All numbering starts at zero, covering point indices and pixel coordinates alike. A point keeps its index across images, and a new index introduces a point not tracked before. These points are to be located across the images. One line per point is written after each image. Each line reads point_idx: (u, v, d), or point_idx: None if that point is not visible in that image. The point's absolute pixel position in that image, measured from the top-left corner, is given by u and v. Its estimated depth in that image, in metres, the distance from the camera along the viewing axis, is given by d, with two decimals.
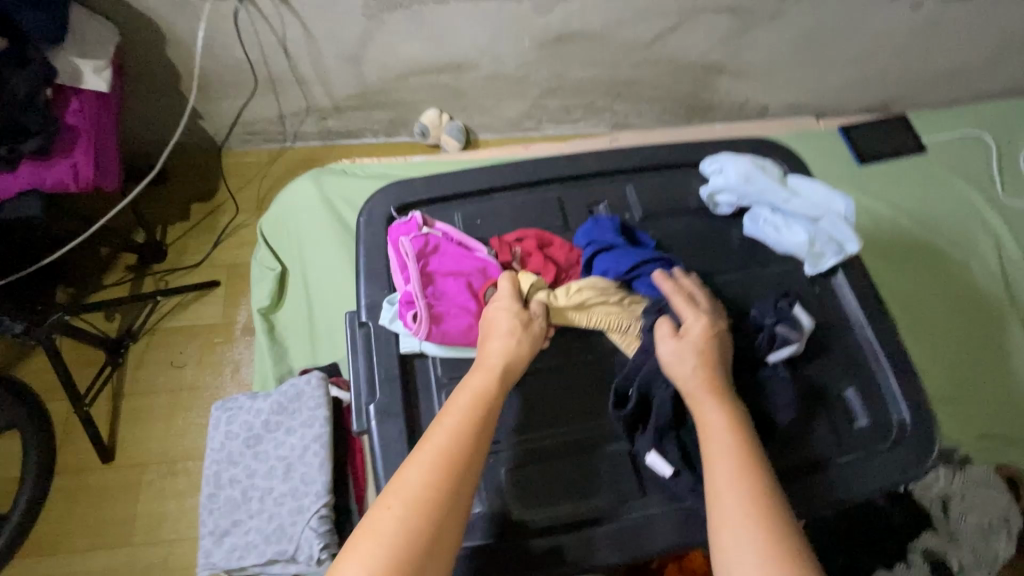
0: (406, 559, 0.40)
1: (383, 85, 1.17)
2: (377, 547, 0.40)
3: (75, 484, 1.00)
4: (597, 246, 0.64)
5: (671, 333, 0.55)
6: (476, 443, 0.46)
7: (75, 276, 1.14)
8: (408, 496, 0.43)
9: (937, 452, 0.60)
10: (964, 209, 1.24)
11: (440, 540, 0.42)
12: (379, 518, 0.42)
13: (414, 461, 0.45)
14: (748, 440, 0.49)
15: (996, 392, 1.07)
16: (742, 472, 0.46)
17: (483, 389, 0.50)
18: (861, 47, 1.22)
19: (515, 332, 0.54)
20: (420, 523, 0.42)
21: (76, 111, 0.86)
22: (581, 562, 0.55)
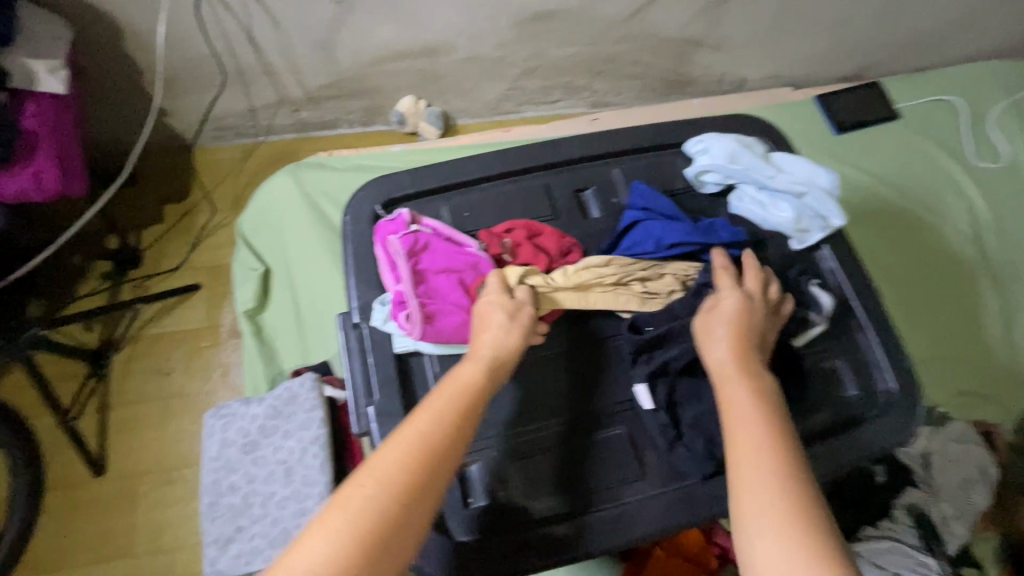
0: (370, 535, 0.39)
1: (356, 73, 1.14)
2: (345, 524, 0.39)
3: (69, 499, 0.98)
4: (650, 214, 0.65)
5: (708, 312, 0.56)
6: (460, 428, 0.46)
7: (48, 287, 1.10)
8: (383, 475, 0.42)
9: (922, 416, 0.63)
10: (938, 174, 1.26)
11: (414, 521, 0.41)
12: (349, 495, 0.41)
13: (393, 441, 0.44)
14: (778, 426, 0.47)
15: (969, 350, 1.11)
16: (756, 439, 0.46)
17: (473, 377, 0.49)
18: (836, 16, 1.22)
19: (506, 320, 0.54)
20: (394, 502, 0.41)
21: (33, 115, 0.81)
22: (582, 546, 0.56)
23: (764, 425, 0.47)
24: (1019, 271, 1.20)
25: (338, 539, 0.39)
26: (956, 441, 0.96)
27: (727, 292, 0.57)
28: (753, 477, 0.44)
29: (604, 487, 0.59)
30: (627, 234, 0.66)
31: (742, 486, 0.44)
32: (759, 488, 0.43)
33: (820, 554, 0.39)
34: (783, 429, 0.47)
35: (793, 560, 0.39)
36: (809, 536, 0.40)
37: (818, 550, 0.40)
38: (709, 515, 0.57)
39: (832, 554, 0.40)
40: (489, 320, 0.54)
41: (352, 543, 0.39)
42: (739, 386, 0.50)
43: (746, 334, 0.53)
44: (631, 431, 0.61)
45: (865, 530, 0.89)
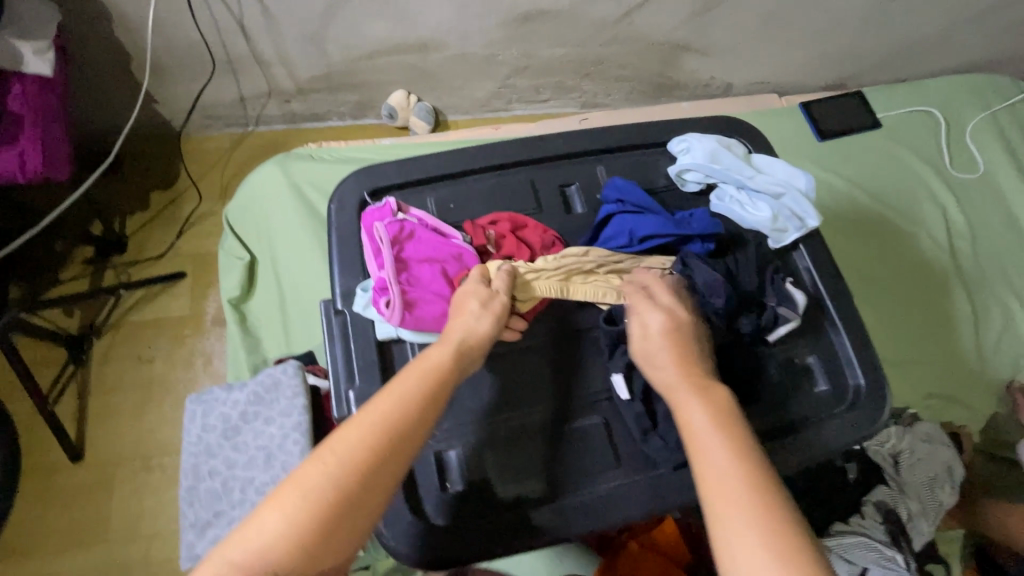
0: (325, 509, 0.41)
1: (347, 66, 1.14)
2: (300, 498, 0.41)
3: (44, 485, 0.97)
4: (623, 207, 0.67)
5: (639, 333, 0.55)
6: (425, 409, 0.47)
7: (29, 271, 1.09)
8: (342, 453, 0.43)
9: (889, 412, 0.65)
10: (916, 182, 1.30)
11: (370, 501, 0.43)
12: (308, 471, 0.42)
13: (357, 421, 0.45)
14: (733, 425, 0.46)
15: (941, 354, 1.15)
16: (715, 429, 0.46)
17: (440, 361, 0.50)
18: (821, 26, 1.25)
19: (479, 307, 0.55)
20: (350, 480, 0.42)
21: (19, 97, 0.81)
22: (558, 530, 0.57)
23: (721, 416, 0.47)
24: (990, 279, 1.24)
25: (293, 512, 0.41)
26: (924, 441, 0.99)
27: (651, 311, 0.56)
28: (716, 466, 0.43)
29: (580, 475, 0.60)
30: (603, 228, 0.68)
31: (705, 475, 0.43)
32: (723, 474, 0.43)
33: (777, 539, 0.39)
34: (739, 420, 0.47)
35: (750, 546, 0.39)
36: (766, 522, 0.40)
37: (776, 536, 0.39)
38: (680, 504, 0.59)
39: (791, 540, 0.39)
40: (462, 307, 0.55)
41: (306, 516, 0.41)
42: (694, 381, 0.50)
43: (684, 341, 0.54)
44: (609, 423, 0.63)
45: (835, 525, 0.91)
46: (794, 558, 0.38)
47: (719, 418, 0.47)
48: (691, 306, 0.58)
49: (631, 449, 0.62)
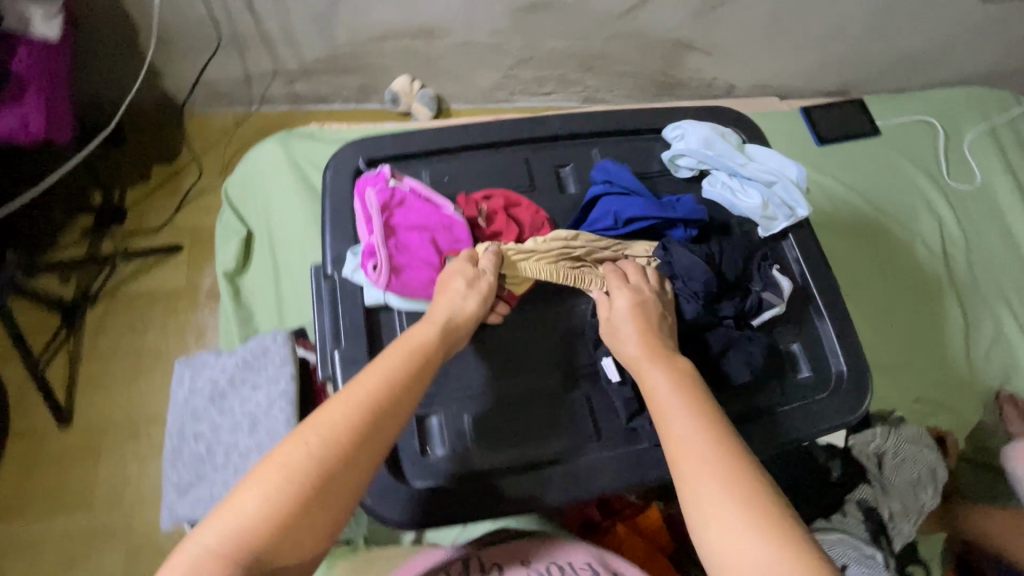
0: (310, 486, 0.41)
1: (352, 49, 1.15)
2: (280, 474, 0.41)
3: (32, 449, 0.98)
4: (610, 188, 0.67)
5: (606, 316, 0.58)
6: (409, 387, 0.47)
7: (27, 237, 1.10)
8: (324, 430, 0.43)
9: (870, 400, 0.65)
10: (912, 190, 1.29)
11: (352, 477, 0.43)
12: (289, 449, 0.42)
13: (340, 400, 0.45)
14: (697, 395, 0.49)
15: (932, 360, 1.14)
16: (682, 401, 0.48)
17: (425, 339, 0.51)
18: (825, 30, 1.26)
19: (465, 286, 0.56)
20: (332, 458, 0.42)
21: (24, 58, 0.82)
22: (538, 498, 0.58)
23: (685, 389, 0.49)
24: (983, 289, 1.23)
25: (273, 489, 0.40)
26: (910, 442, 0.99)
27: (617, 290, 0.58)
28: (683, 433, 0.45)
29: (558, 445, 0.61)
30: (591, 209, 0.68)
31: (673, 444, 0.45)
32: (691, 441, 0.45)
33: (744, 494, 0.41)
34: (701, 391, 0.50)
35: (720, 503, 0.41)
36: (734, 480, 0.42)
37: (744, 492, 0.41)
38: (660, 478, 0.60)
39: (759, 494, 0.41)
40: (448, 285, 0.56)
41: (287, 493, 0.40)
42: (658, 356, 0.52)
43: (647, 320, 0.56)
44: (590, 397, 0.63)
45: (816, 522, 0.92)
46: (770, 514, 0.40)
47: (682, 388, 0.49)
48: (658, 289, 0.60)
49: (612, 423, 0.62)
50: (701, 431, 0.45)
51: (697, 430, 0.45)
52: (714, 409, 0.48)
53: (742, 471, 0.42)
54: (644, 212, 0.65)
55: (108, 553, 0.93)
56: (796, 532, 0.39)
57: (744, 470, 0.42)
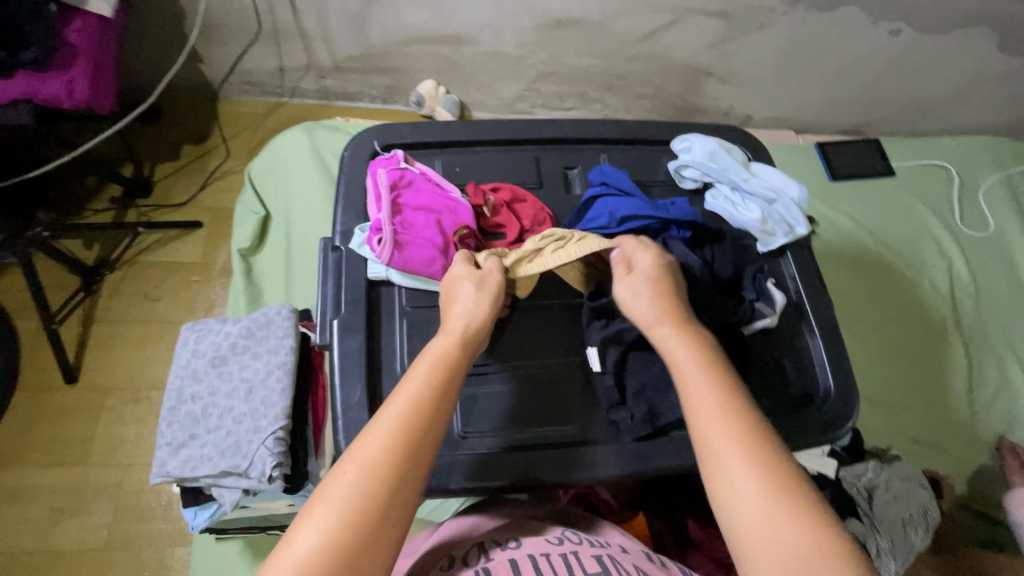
0: (362, 520, 0.40)
1: (384, 49, 1.20)
2: (330, 513, 0.40)
3: (37, 402, 1.01)
4: (607, 189, 0.70)
5: (620, 275, 0.58)
6: (440, 393, 0.47)
7: (57, 200, 1.15)
8: (364, 459, 0.42)
9: (854, 419, 0.66)
10: (921, 232, 1.26)
11: (404, 498, 0.42)
12: (335, 488, 0.41)
13: (374, 427, 0.44)
14: (719, 375, 0.49)
15: (936, 403, 1.09)
16: (711, 389, 0.48)
17: (446, 348, 0.50)
18: (844, 68, 1.28)
19: (482, 294, 0.56)
20: (378, 484, 0.41)
21: (78, 30, 0.88)
22: (565, 476, 0.61)
23: (711, 370, 0.49)
24: (989, 336, 1.17)
25: (326, 529, 0.39)
26: (901, 479, 0.93)
27: (639, 250, 0.59)
28: (713, 420, 0.46)
29: (538, 427, 0.64)
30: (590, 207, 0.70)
31: (705, 433, 0.46)
32: (722, 435, 0.45)
33: (777, 490, 0.42)
34: (726, 372, 0.50)
35: (753, 502, 0.41)
36: (765, 474, 0.42)
37: (778, 490, 0.42)
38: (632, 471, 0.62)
39: (792, 492, 0.42)
40: (460, 292, 0.56)
41: (343, 531, 0.39)
42: (682, 333, 0.53)
43: (667, 292, 0.56)
44: (573, 386, 0.66)
45: None
46: (801, 505, 0.41)
47: (708, 368, 0.49)
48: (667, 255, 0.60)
49: (592, 411, 0.66)
50: (733, 426, 0.45)
51: (728, 422, 0.45)
52: (739, 393, 0.48)
53: (772, 466, 0.43)
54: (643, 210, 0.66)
55: (96, 510, 0.95)
56: (829, 526, 0.40)
57: (774, 463, 0.43)
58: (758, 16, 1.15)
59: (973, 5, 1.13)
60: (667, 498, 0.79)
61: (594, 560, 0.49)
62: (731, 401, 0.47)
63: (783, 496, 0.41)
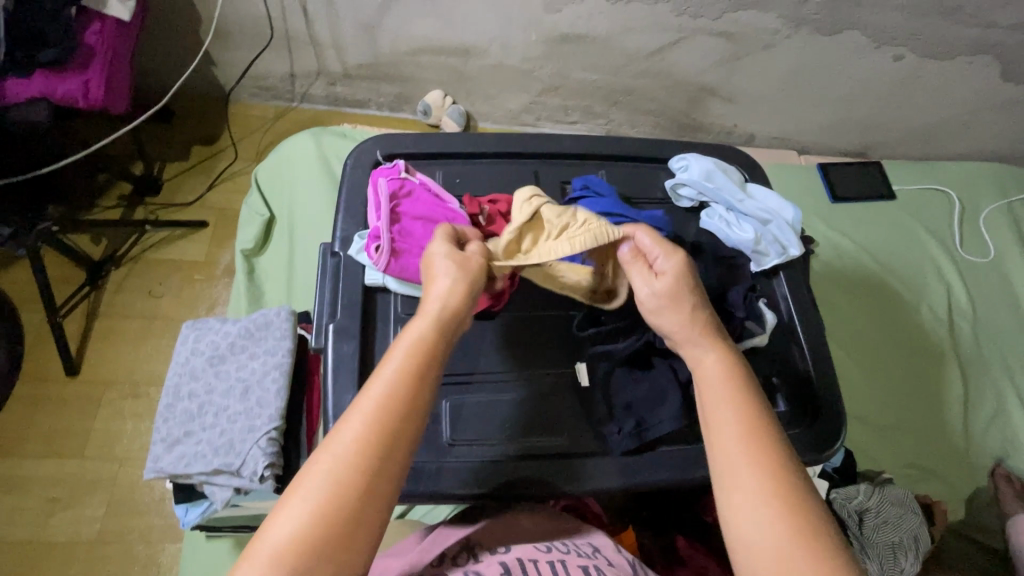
0: (334, 513, 0.39)
1: (393, 58, 1.23)
2: (302, 506, 0.39)
3: (38, 393, 1.03)
4: (586, 193, 0.71)
5: (644, 274, 0.55)
6: (418, 381, 0.45)
7: (67, 195, 1.17)
8: (339, 452, 0.41)
9: (841, 440, 0.67)
10: (921, 255, 1.26)
11: (380, 491, 0.41)
12: (309, 481, 0.40)
13: (350, 418, 0.43)
14: (748, 399, 0.46)
15: (933, 428, 1.08)
16: (732, 408, 0.46)
17: (422, 332, 0.47)
18: (847, 91, 1.29)
19: (461, 273, 0.51)
20: (355, 479, 0.40)
21: (96, 32, 0.91)
22: (560, 486, 0.62)
23: (735, 388, 0.47)
24: (987, 363, 1.16)
25: (298, 523, 0.39)
26: (892, 503, 0.91)
27: (664, 255, 0.55)
28: (731, 443, 0.44)
29: (526, 438, 0.65)
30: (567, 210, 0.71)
31: (720, 456, 0.44)
32: (738, 458, 0.43)
33: (792, 528, 0.40)
34: (754, 395, 0.47)
35: (761, 531, 0.40)
36: (778, 502, 0.41)
37: (788, 521, 0.40)
38: (620, 483, 0.63)
39: (802, 523, 0.40)
40: (436, 270, 0.51)
41: (314, 526, 0.39)
42: (711, 346, 0.50)
43: (697, 302, 0.52)
44: (562, 398, 0.67)
45: None
46: (816, 548, 0.39)
47: (733, 387, 0.47)
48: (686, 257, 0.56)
49: (581, 424, 0.66)
50: (751, 452, 0.43)
51: (749, 451, 0.43)
52: (766, 421, 0.45)
53: (787, 493, 0.41)
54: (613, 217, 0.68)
55: (91, 503, 0.96)
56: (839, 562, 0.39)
57: (789, 492, 0.41)
58: (762, 38, 1.17)
59: (976, 33, 1.15)
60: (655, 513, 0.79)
61: (581, 570, 0.50)
62: (754, 424, 0.45)
63: (801, 540, 0.39)
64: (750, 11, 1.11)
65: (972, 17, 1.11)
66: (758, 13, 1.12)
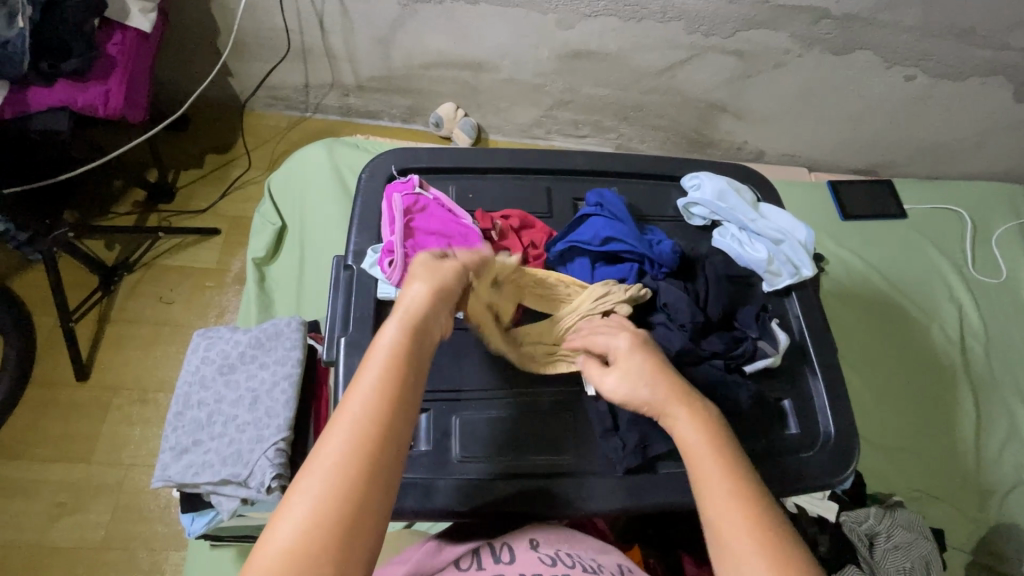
0: (325, 529, 0.37)
1: (406, 72, 1.24)
2: (289, 531, 0.37)
3: (48, 397, 1.03)
4: (601, 210, 0.72)
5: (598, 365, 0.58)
6: (403, 386, 0.44)
7: (82, 201, 1.19)
8: (323, 472, 0.39)
9: (854, 466, 0.66)
10: (933, 275, 1.25)
11: (368, 509, 0.39)
12: (292, 504, 0.38)
13: (330, 437, 0.41)
14: (726, 452, 0.46)
15: (944, 451, 1.07)
16: (716, 459, 0.45)
17: (395, 341, 0.46)
18: (858, 110, 1.29)
19: (432, 278, 0.52)
20: (340, 499, 0.38)
21: (117, 43, 0.93)
22: (568, 505, 0.62)
23: (715, 445, 0.46)
24: (999, 386, 1.15)
25: (285, 550, 0.36)
26: (903, 528, 0.89)
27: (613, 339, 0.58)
28: (718, 495, 0.43)
29: (534, 456, 0.65)
30: (580, 226, 0.72)
31: (710, 507, 0.43)
32: (726, 507, 0.43)
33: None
34: (734, 448, 0.47)
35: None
36: (766, 546, 0.40)
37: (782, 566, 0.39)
38: (629, 504, 0.62)
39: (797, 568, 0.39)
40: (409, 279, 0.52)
41: (305, 547, 0.36)
42: (686, 400, 0.50)
43: (657, 371, 0.53)
44: (570, 416, 0.67)
45: None
46: None
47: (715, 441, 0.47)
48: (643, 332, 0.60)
49: (590, 443, 0.66)
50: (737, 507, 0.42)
51: (733, 505, 0.42)
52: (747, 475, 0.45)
53: (778, 540, 0.41)
54: (618, 236, 0.69)
55: (96, 508, 0.96)
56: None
57: (775, 533, 0.41)
58: (774, 56, 1.17)
59: (987, 55, 1.15)
60: (663, 532, 0.78)
61: None
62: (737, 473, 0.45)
63: None
64: (763, 30, 1.12)
65: (985, 39, 1.12)
66: (770, 32, 1.13)
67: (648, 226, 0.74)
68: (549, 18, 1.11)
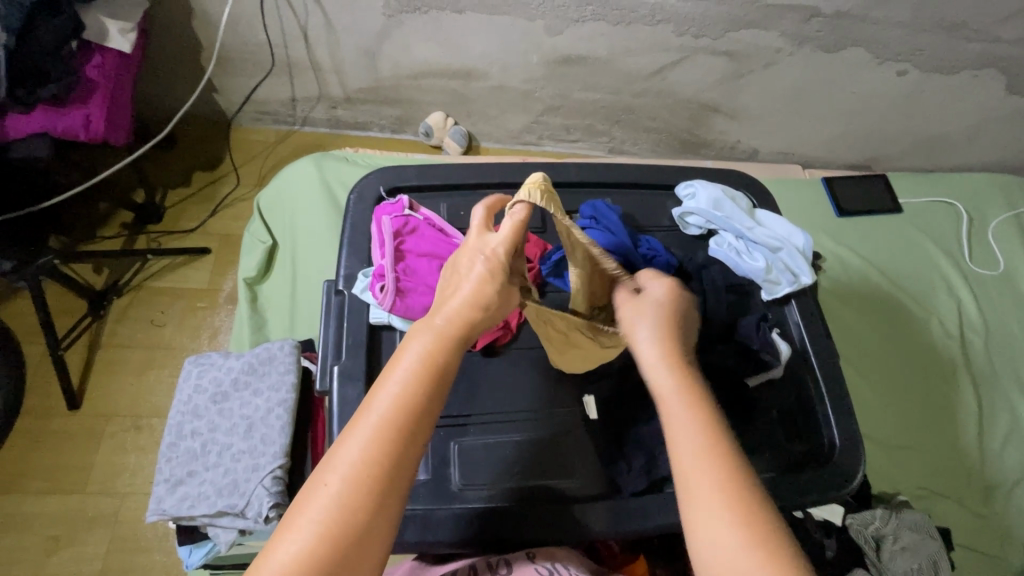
0: (337, 534, 0.36)
1: (394, 82, 1.22)
2: (300, 537, 0.36)
3: (39, 428, 1.01)
4: (595, 223, 0.71)
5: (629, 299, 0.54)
6: (433, 390, 0.41)
7: (70, 225, 1.17)
8: (338, 476, 0.38)
9: (862, 476, 0.65)
10: (930, 269, 1.24)
11: (378, 523, 0.37)
12: (308, 507, 0.37)
13: (350, 441, 0.39)
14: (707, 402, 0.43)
15: (949, 448, 1.06)
16: (687, 414, 0.41)
17: (428, 345, 0.43)
18: (850, 106, 1.28)
19: (484, 279, 0.47)
20: (354, 509, 0.37)
21: (96, 66, 0.91)
22: (574, 531, 0.60)
23: (695, 399, 0.43)
24: (1000, 379, 1.14)
25: (290, 561, 0.35)
26: (909, 528, 0.87)
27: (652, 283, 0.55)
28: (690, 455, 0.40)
29: (537, 480, 0.64)
30: None
31: (683, 472, 0.40)
32: (697, 470, 0.39)
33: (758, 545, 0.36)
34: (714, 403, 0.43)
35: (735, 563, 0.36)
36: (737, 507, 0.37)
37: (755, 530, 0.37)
38: (633, 528, 0.61)
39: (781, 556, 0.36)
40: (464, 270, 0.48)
41: (317, 550, 0.35)
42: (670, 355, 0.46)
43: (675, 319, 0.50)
44: (572, 439, 0.66)
45: None
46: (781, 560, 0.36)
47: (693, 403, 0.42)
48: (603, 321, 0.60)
49: (592, 465, 0.65)
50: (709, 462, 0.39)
51: (709, 458, 0.39)
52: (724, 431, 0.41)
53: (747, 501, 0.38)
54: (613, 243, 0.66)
55: (92, 540, 0.94)
56: None
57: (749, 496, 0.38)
58: (764, 55, 1.16)
59: (980, 48, 1.14)
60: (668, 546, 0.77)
61: None
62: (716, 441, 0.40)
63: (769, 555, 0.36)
64: (753, 29, 1.11)
65: (975, 32, 1.11)
66: (761, 32, 1.11)
67: (642, 236, 0.73)
68: (536, 24, 1.10)
